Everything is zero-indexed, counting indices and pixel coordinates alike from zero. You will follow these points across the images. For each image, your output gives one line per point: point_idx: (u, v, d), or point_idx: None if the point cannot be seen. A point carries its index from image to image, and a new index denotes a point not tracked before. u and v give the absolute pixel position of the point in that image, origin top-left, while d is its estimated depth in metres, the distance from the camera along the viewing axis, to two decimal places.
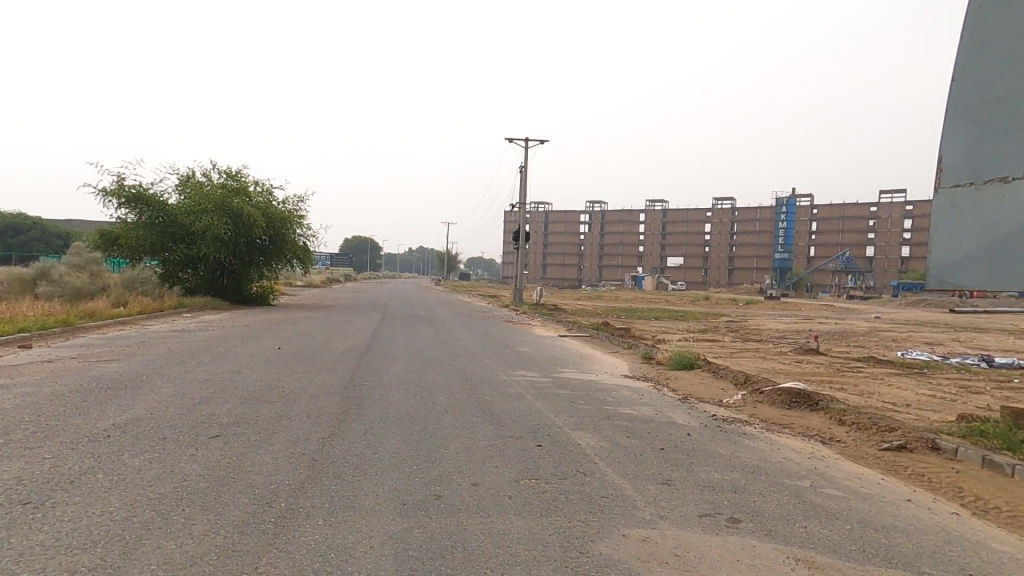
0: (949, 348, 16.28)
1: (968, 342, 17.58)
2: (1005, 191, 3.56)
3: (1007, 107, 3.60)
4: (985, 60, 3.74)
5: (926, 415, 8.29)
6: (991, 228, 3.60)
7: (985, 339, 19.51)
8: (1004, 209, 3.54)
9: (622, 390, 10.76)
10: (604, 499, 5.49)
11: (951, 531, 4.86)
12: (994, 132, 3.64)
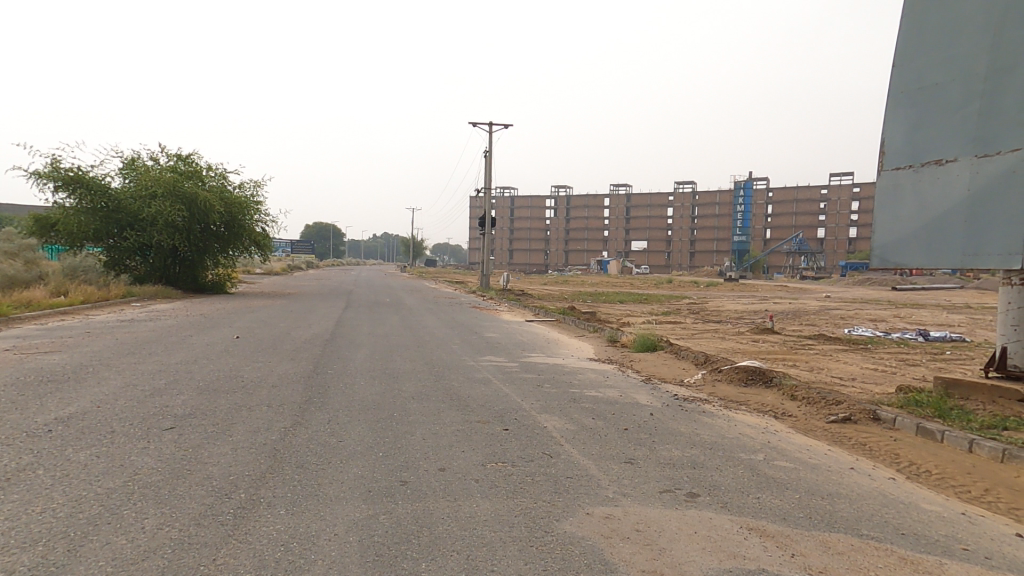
0: (892, 324, 17.21)
1: (910, 320, 18.59)
2: (922, 195, 7.45)
3: (957, 126, 7.08)
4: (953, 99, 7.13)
5: (870, 388, 8.75)
6: (918, 225, 7.48)
7: (926, 315, 20.66)
8: (922, 212, 7.41)
9: (588, 373, 10.94)
10: (569, 479, 5.61)
11: (887, 495, 5.18)
12: (982, 130, 6.82)
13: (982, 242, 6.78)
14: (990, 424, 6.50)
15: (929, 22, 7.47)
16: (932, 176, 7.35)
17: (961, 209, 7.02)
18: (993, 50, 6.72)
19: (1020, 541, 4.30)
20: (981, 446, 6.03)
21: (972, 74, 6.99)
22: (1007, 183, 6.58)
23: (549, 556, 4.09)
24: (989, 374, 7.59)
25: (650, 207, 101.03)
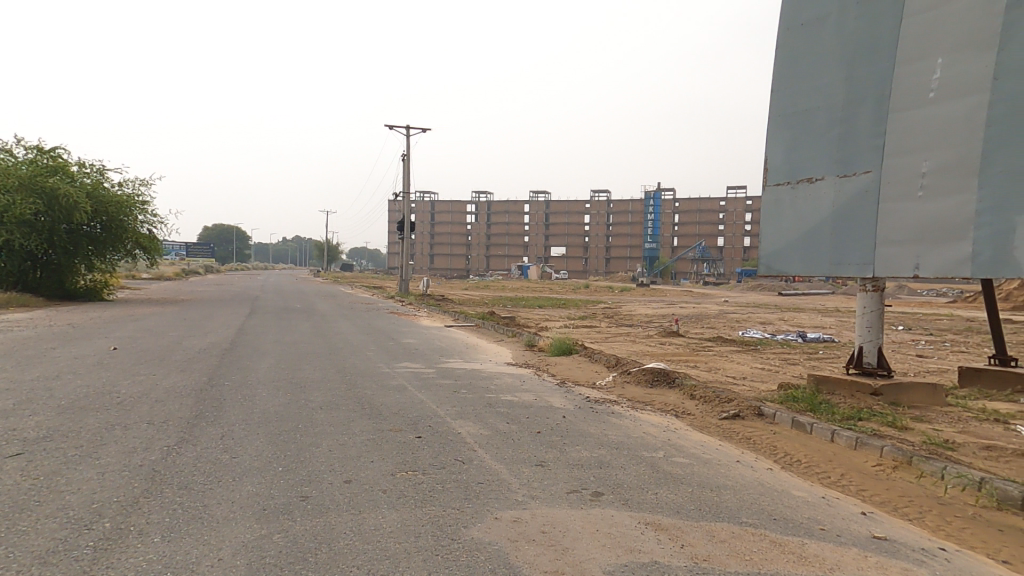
0: (778, 326, 18.96)
1: (793, 322, 20.55)
2: (798, 211, 8.22)
3: (825, 149, 7.89)
4: (821, 125, 7.93)
5: (756, 385, 9.52)
6: (795, 239, 8.24)
7: (804, 317, 22.91)
8: (799, 226, 8.18)
9: (505, 378, 11.00)
10: (480, 485, 5.59)
11: (765, 484, 5.61)
12: (844, 154, 7.64)
13: (846, 253, 7.58)
14: (849, 416, 7.24)
15: (801, 52, 8.24)
16: (805, 194, 8.14)
17: (829, 224, 7.82)
18: (850, 81, 7.58)
19: (863, 517, 4.80)
20: (840, 435, 6.71)
21: (833, 102, 7.82)
22: (863, 202, 7.40)
23: (453, 564, 4.04)
24: (849, 370, 8.48)
25: (570, 213, 104.22)
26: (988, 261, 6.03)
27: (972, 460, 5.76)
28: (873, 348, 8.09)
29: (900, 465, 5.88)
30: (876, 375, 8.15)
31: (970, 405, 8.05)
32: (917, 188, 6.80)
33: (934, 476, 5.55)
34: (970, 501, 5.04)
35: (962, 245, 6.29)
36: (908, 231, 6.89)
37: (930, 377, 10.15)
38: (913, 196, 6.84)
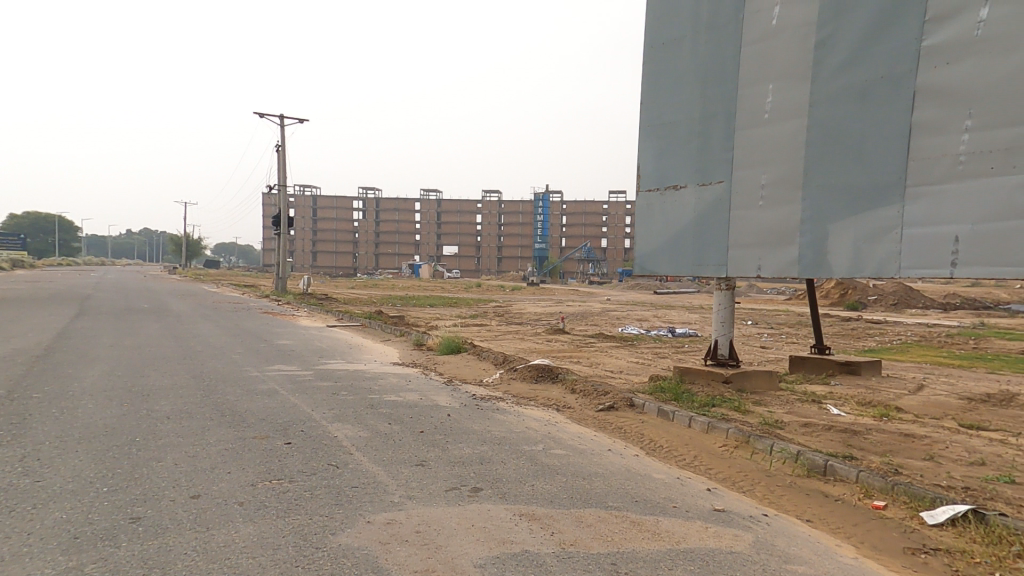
0: (651, 322, 20.56)
1: (664, 318, 22.40)
2: (665, 217, 8.89)
3: (685, 160, 8.60)
4: (682, 137, 8.64)
5: (631, 378, 10.14)
6: (663, 242, 8.90)
7: (673, 313, 25.11)
8: (666, 231, 8.85)
9: (391, 378, 10.66)
10: (354, 490, 5.26)
11: (630, 469, 5.95)
12: (701, 165, 8.38)
13: (706, 256, 8.33)
14: (705, 403, 7.95)
15: (664, 69, 8.90)
16: (672, 201, 8.82)
17: (690, 230, 8.53)
18: (703, 99, 8.32)
19: (708, 494, 5.25)
20: (696, 421, 7.33)
21: (690, 117, 8.54)
22: (717, 209, 8.17)
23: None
24: (707, 362, 9.41)
25: (463, 213, 104.61)
26: (811, 261, 6.99)
27: (793, 436, 6.50)
28: (726, 341, 9.02)
29: (740, 444, 6.54)
30: (728, 366, 9.11)
31: (794, 388, 9.25)
32: (758, 197, 7.64)
33: (764, 452, 6.22)
34: (787, 471, 5.70)
35: (791, 249, 7.22)
36: (751, 236, 7.74)
37: (774, 366, 11.49)
38: (754, 205, 7.69)
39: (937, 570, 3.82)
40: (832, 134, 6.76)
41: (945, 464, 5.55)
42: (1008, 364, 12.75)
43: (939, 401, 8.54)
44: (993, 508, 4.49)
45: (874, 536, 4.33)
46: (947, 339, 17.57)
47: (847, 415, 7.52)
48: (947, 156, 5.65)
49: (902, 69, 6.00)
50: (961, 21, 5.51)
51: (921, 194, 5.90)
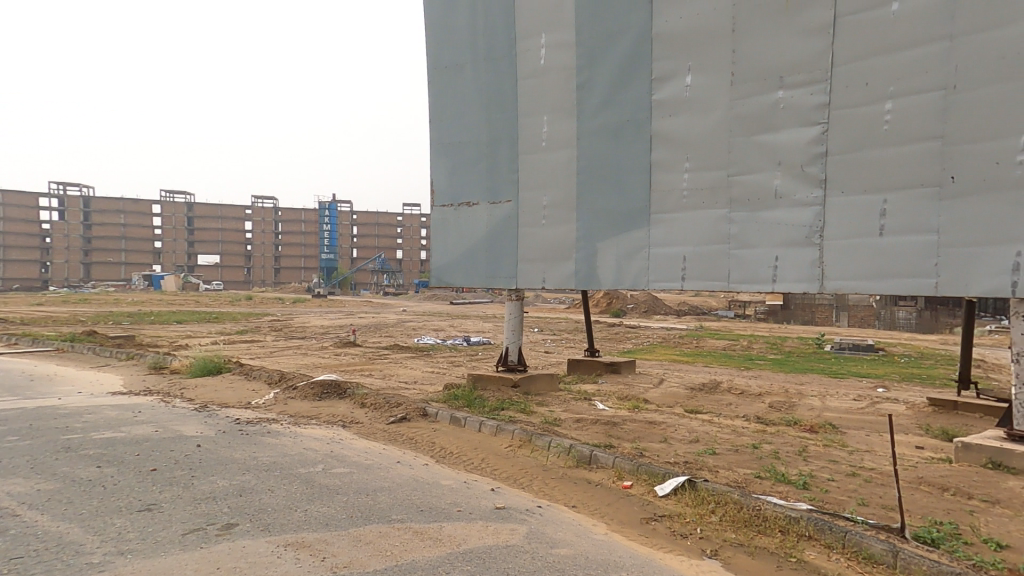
0: (443, 332, 21.00)
1: (454, 328, 23.11)
2: (461, 232, 9.19)
3: (477, 177, 9.01)
4: (473, 155, 9.04)
5: (425, 388, 10.04)
6: (459, 256, 9.17)
7: (460, 324, 26.03)
8: (462, 246, 9.15)
9: (110, 412, 8.58)
10: (24, 558, 3.98)
11: (416, 479, 5.80)
12: (492, 182, 8.87)
13: (498, 270, 8.80)
14: (495, 407, 8.28)
15: (455, 87, 9.22)
16: (466, 217, 9.16)
17: (484, 244, 8.95)
18: (489, 122, 8.89)
19: (491, 493, 5.40)
20: (485, 425, 7.55)
21: (479, 136, 8.98)
22: (507, 226, 8.72)
23: None
24: (498, 369, 9.83)
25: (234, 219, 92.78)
26: (584, 275, 7.83)
27: (568, 432, 7.11)
28: (514, 349, 9.56)
29: (522, 443, 6.92)
30: (516, 372, 9.66)
31: (570, 388, 10.24)
32: (541, 216, 8.31)
33: (542, 448, 6.68)
34: (560, 463, 6.20)
35: (567, 265, 8.04)
36: (535, 250, 8.37)
37: (552, 368, 12.68)
38: (539, 223, 8.33)
39: (660, 533, 4.46)
40: (594, 165, 7.73)
41: (673, 445, 6.62)
42: (716, 357, 16.28)
43: (672, 390, 10.40)
44: (700, 475, 5.47)
45: (619, 511, 4.92)
46: (678, 340, 21.75)
47: (608, 409, 8.59)
48: (674, 190, 6.97)
49: (642, 115, 7.17)
50: (674, 83, 6.88)
51: (660, 220, 7.09)
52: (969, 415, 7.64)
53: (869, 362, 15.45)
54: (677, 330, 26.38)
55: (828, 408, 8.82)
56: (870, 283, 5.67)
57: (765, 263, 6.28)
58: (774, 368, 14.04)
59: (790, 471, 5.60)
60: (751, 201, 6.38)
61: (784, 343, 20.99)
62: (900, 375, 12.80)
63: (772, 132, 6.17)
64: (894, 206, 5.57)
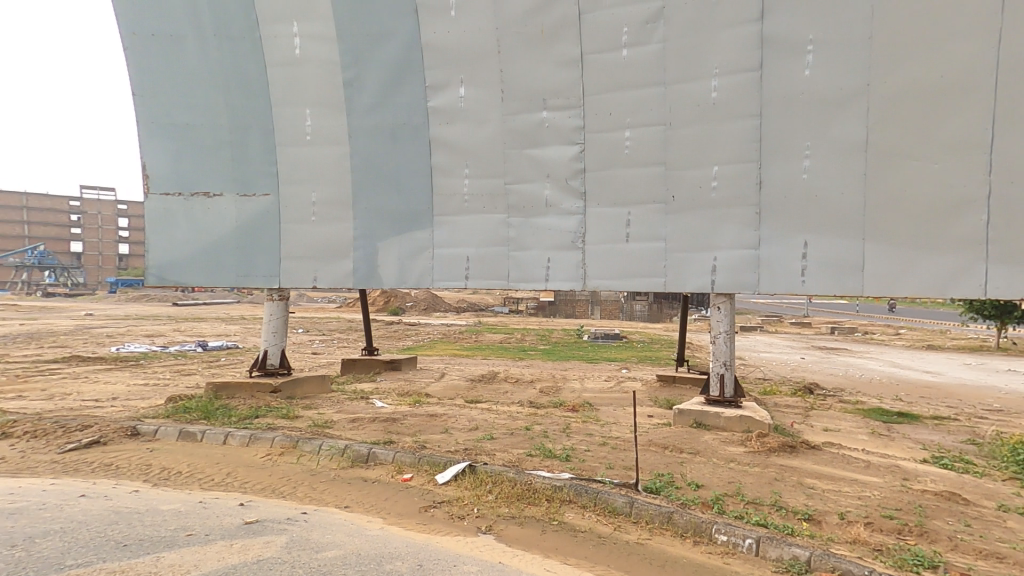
0: (170, 339, 17.98)
1: (190, 334, 20.01)
2: (196, 224, 8.42)
3: (226, 166, 8.31)
4: (224, 141, 8.29)
5: (133, 404, 8.60)
6: (193, 251, 8.43)
7: (197, 330, 22.58)
8: (194, 239, 8.42)
9: None
10: None
11: (121, 509, 4.74)
12: (241, 171, 8.27)
13: (251, 267, 8.31)
14: (245, 416, 7.55)
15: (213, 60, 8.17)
16: (201, 207, 8.41)
17: (231, 239, 8.36)
18: (253, 105, 8.09)
19: (240, 508, 4.85)
20: (233, 436, 6.75)
21: (242, 119, 8.17)
22: (257, 220, 8.29)
23: None
24: (253, 374, 9.00)
25: None
26: (363, 275, 7.78)
27: (344, 433, 6.87)
28: (278, 350, 8.97)
29: (287, 450, 6.42)
30: (279, 375, 9.05)
31: (344, 388, 10.03)
32: (310, 213, 8.05)
33: (312, 452, 6.29)
34: (332, 465, 5.94)
35: (345, 263, 7.90)
36: (305, 248, 8.11)
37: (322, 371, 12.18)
38: (308, 220, 8.07)
39: (438, 518, 4.63)
40: (374, 163, 7.69)
41: (454, 434, 6.95)
42: (496, 351, 17.48)
43: (455, 384, 10.89)
44: (479, 460, 5.81)
45: (398, 505, 4.93)
46: (458, 335, 22.77)
47: (389, 407, 8.58)
48: (456, 194, 7.33)
49: (418, 119, 7.37)
50: (448, 93, 7.22)
51: (444, 223, 7.40)
52: (681, 385, 9.69)
53: (616, 347, 18.52)
54: (456, 326, 27.63)
55: (585, 389, 10.30)
56: (620, 282, 6.82)
57: (540, 263, 7.03)
58: (543, 357, 15.78)
59: (556, 447, 6.34)
60: (525, 208, 7.07)
61: (552, 334, 23.73)
62: (636, 356, 15.65)
63: (537, 148, 6.97)
64: (636, 218, 6.80)
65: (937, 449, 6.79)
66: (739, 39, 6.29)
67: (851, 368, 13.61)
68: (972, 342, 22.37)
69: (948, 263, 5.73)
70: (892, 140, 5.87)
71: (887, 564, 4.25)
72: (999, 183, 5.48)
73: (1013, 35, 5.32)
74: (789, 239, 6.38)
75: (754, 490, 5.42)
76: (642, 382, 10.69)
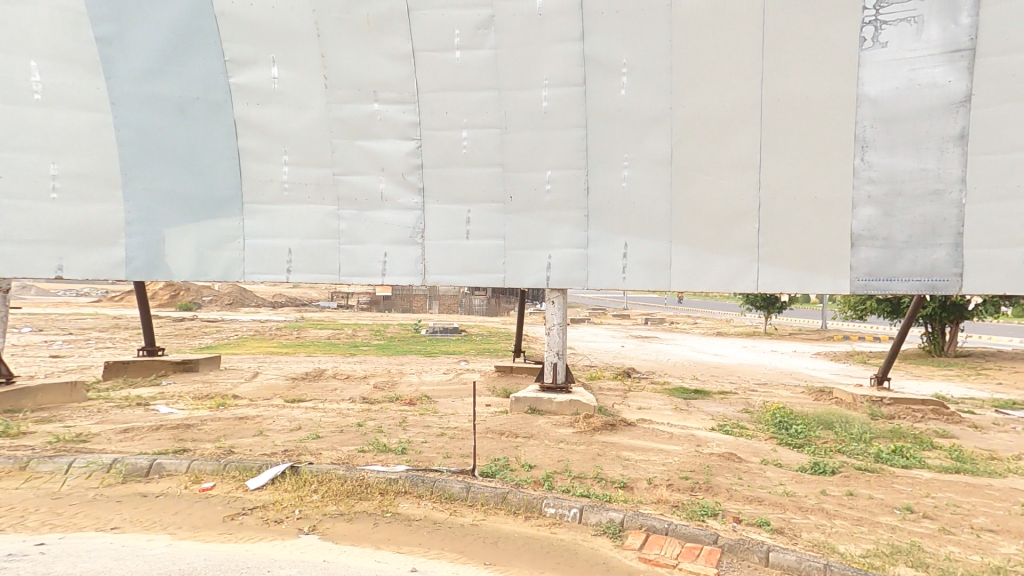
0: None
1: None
2: None
3: None
4: None
5: None
6: None
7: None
8: None
9: None
10: None
11: None
12: None
13: None
14: None
15: None
16: None
17: None
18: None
19: None
20: None
21: None
22: None
23: None
24: None
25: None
26: (143, 266, 7.23)
27: (105, 446, 6.02)
28: None
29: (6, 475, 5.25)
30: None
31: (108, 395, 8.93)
32: (49, 189, 7.13)
33: (54, 472, 5.31)
34: (100, 483, 5.15)
35: (118, 250, 7.20)
36: (47, 230, 7.17)
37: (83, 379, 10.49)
38: (47, 199, 7.15)
39: (248, 526, 4.36)
40: (156, 138, 7.12)
41: (271, 436, 6.56)
42: (320, 347, 16.77)
43: (273, 383, 10.28)
44: (304, 460, 5.59)
45: (195, 517, 4.52)
46: (275, 333, 21.21)
47: (179, 412, 7.75)
48: (274, 180, 7.24)
49: (218, 96, 7.10)
50: (257, 71, 7.07)
51: (260, 211, 7.27)
52: (519, 374, 10.30)
53: (455, 341, 18.92)
54: (272, 322, 25.65)
55: (424, 382, 10.43)
56: (460, 277, 7.21)
57: (377, 258, 7.27)
58: (378, 353, 15.49)
59: (392, 441, 6.33)
60: (358, 200, 7.25)
61: (387, 330, 23.36)
62: (474, 349, 16.19)
63: (371, 139, 7.17)
64: (476, 216, 7.22)
65: (722, 418, 8.19)
66: (565, 55, 6.89)
67: (659, 354, 15.69)
68: (748, 329, 27.19)
69: (732, 263, 6.89)
70: (687, 155, 6.88)
71: (681, 517, 5.04)
72: (766, 198, 6.72)
73: (772, 78, 6.50)
74: (612, 240, 7.16)
75: (579, 466, 6.01)
76: (481, 373, 11.14)
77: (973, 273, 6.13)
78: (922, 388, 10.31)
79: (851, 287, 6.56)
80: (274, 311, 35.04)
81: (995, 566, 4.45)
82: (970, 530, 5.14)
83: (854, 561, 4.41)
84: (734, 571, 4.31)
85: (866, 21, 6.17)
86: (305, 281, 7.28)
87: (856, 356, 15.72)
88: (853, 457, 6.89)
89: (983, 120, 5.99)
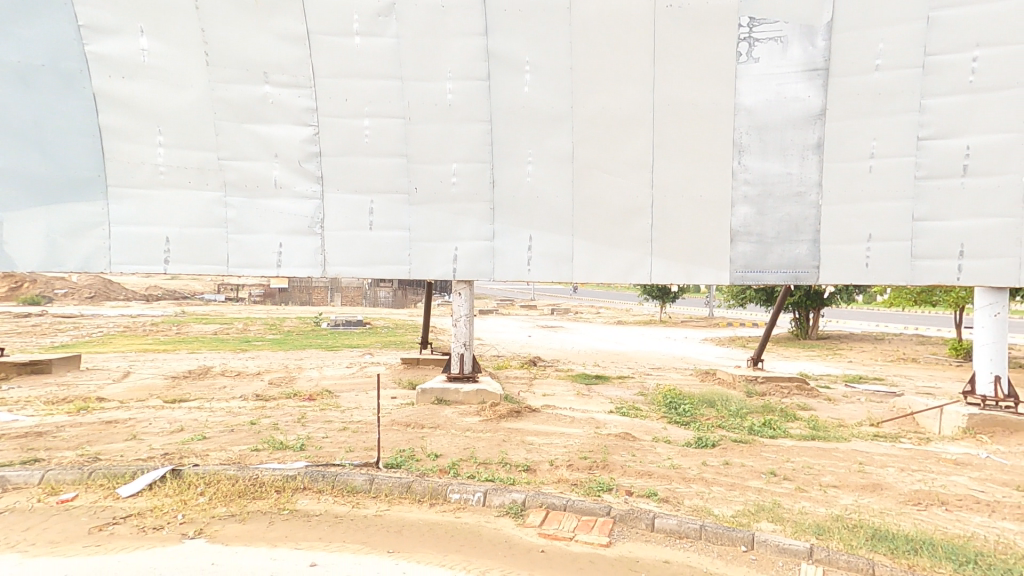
0: None
1: None
2: None
3: None
4: None
5: None
6: None
7: None
8: None
9: None
10: None
11: None
12: None
13: None
14: None
15: None
16: None
17: None
18: None
19: None
20: None
21: None
22: None
23: None
24: None
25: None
26: None
27: None
28: None
29: None
30: None
31: None
32: None
33: None
34: None
35: None
36: None
37: None
38: None
39: (121, 536, 4.05)
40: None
41: (147, 439, 6.09)
42: (205, 344, 15.53)
43: (150, 384, 9.38)
44: (187, 463, 5.27)
45: (54, 531, 4.10)
46: (147, 329, 19.25)
47: (28, 420, 6.90)
48: (147, 164, 6.69)
49: (74, 67, 6.48)
50: (123, 42, 6.48)
51: (131, 195, 6.72)
52: (426, 365, 10.37)
53: (359, 334, 18.39)
54: (144, 317, 23.23)
55: (325, 377, 10.11)
56: (364, 268, 7.15)
57: (271, 248, 6.98)
58: (273, 348, 14.68)
59: (289, 438, 6.12)
60: (249, 188, 6.88)
61: (282, 323, 22.10)
62: (380, 342, 15.88)
63: (261, 123, 6.80)
64: (380, 206, 7.13)
65: (619, 401, 8.77)
66: (469, 50, 6.96)
67: (564, 343, 16.34)
68: (646, 318, 28.96)
69: (628, 257, 7.34)
70: (588, 154, 7.23)
71: (579, 494, 5.36)
72: (658, 197, 7.21)
73: (662, 84, 6.97)
74: (517, 233, 7.36)
75: (485, 452, 6.17)
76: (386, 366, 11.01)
77: (828, 266, 6.86)
78: (788, 368, 11.67)
79: (730, 279, 7.18)
80: (146, 304, 31.66)
81: (835, 515, 5.22)
82: (819, 487, 5.96)
83: (725, 521, 4.97)
84: (623, 539, 4.70)
85: (741, 37, 6.77)
86: (185, 272, 6.85)
87: (737, 340, 17.39)
88: (730, 431, 7.69)
89: (835, 130, 6.71)
